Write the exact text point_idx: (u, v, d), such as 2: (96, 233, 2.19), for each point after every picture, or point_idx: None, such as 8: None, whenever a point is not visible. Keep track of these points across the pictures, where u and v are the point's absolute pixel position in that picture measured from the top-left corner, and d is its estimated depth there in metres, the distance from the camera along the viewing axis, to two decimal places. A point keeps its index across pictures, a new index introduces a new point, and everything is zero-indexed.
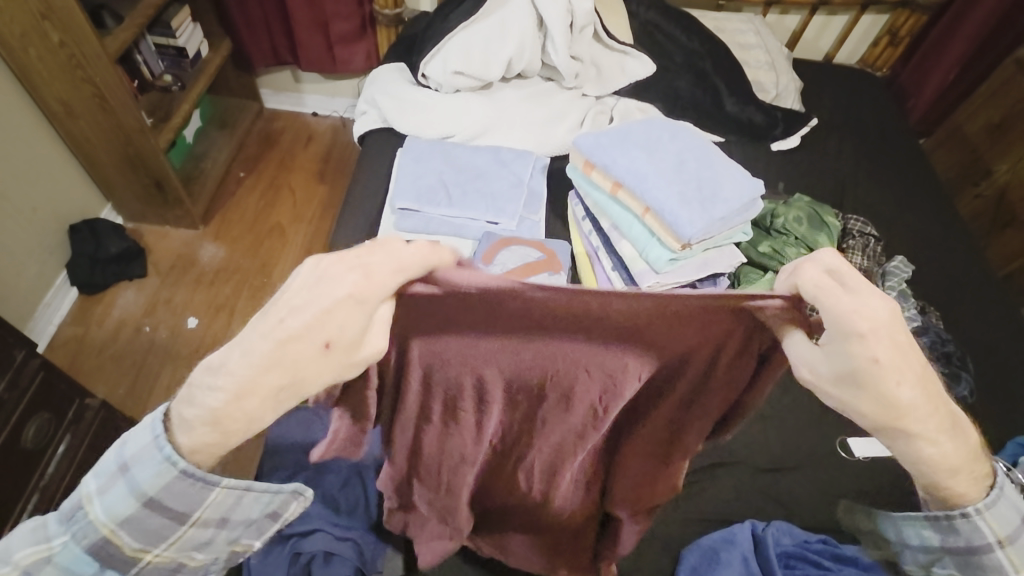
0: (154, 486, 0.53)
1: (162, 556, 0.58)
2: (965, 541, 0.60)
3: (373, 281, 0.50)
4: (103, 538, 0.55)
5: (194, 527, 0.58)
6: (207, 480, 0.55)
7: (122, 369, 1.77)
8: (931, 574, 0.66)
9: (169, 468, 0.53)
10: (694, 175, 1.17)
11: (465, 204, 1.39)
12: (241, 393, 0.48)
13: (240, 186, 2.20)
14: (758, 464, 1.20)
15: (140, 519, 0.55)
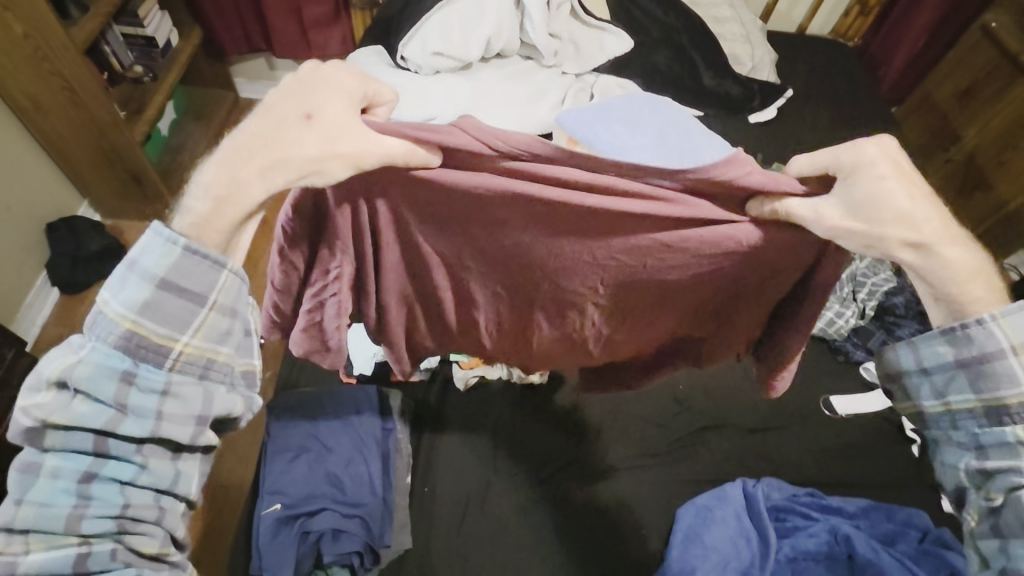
0: (160, 266, 0.63)
1: (191, 346, 0.66)
2: (978, 349, 0.69)
3: (336, 82, 0.62)
4: (127, 331, 0.63)
5: (213, 313, 0.66)
6: (212, 258, 0.65)
7: None
8: (948, 406, 0.73)
9: (172, 248, 0.63)
10: (675, 149, 1.19)
11: None
12: (238, 163, 0.61)
13: None
14: (747, 425, 1.24)
15: (159, 306, 0.64)
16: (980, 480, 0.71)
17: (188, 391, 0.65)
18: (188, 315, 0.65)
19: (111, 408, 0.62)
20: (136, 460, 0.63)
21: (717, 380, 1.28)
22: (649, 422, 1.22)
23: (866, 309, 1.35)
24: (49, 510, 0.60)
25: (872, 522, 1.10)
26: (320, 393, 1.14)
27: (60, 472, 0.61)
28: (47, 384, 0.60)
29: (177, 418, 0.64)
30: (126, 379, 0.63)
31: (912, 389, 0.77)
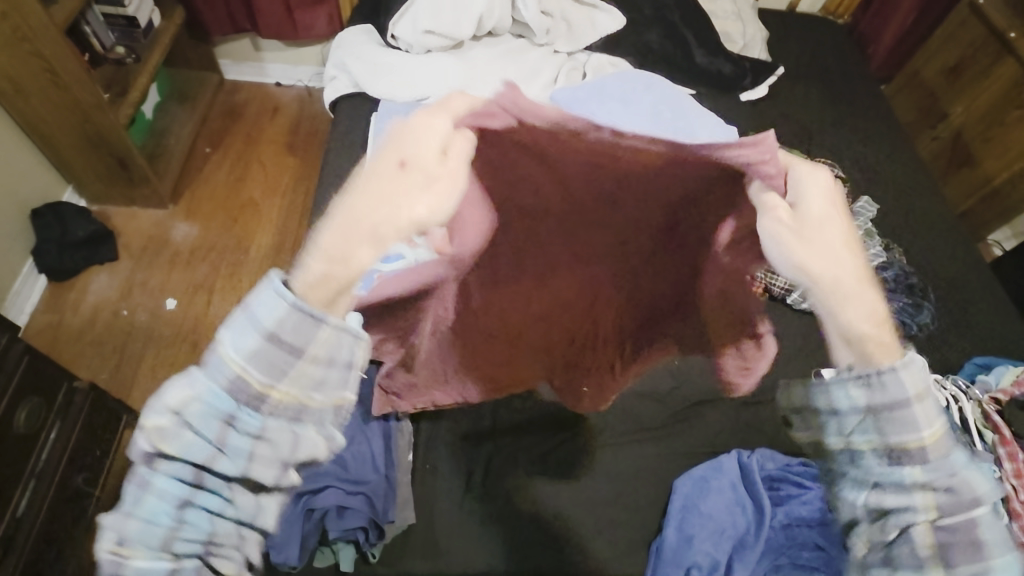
0: (271, 316, 0.55)
1: (287, 393, 0.58)
2: (888, 396, 0.65)
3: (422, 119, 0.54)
4: (235, 375, 0.56)
5: (311, 364, 0.57)
6: (316, 315, 0.56)
7: (102, 354, 1.74)
8: (851, 446, 0.71)
9: (280, 301, 0.55)
10: (671, 125, 1.22)
11: None
12: (348, 228, 0.52)
13: (207, 162, 2.14)
14: (743, 398, 1.26)
15: (266, 352, 0.56)
16: (877, 517, 0.69)
17: (280, 437, 0.58)
18: (285, 364, 0.56)
19: (211, 446, 0.56)
20: (227, 498, 0.58)
21: None
22: (647, 397, 1.23)
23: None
24: (145, 535, 0.55)
25: None
26: None
27: (162, 498, 0.55)
28: (163, 411, 0.55)
29: (266, 461, 0.58)
30: (229, 419, 0.57)
31: (822, 422, 0.73)
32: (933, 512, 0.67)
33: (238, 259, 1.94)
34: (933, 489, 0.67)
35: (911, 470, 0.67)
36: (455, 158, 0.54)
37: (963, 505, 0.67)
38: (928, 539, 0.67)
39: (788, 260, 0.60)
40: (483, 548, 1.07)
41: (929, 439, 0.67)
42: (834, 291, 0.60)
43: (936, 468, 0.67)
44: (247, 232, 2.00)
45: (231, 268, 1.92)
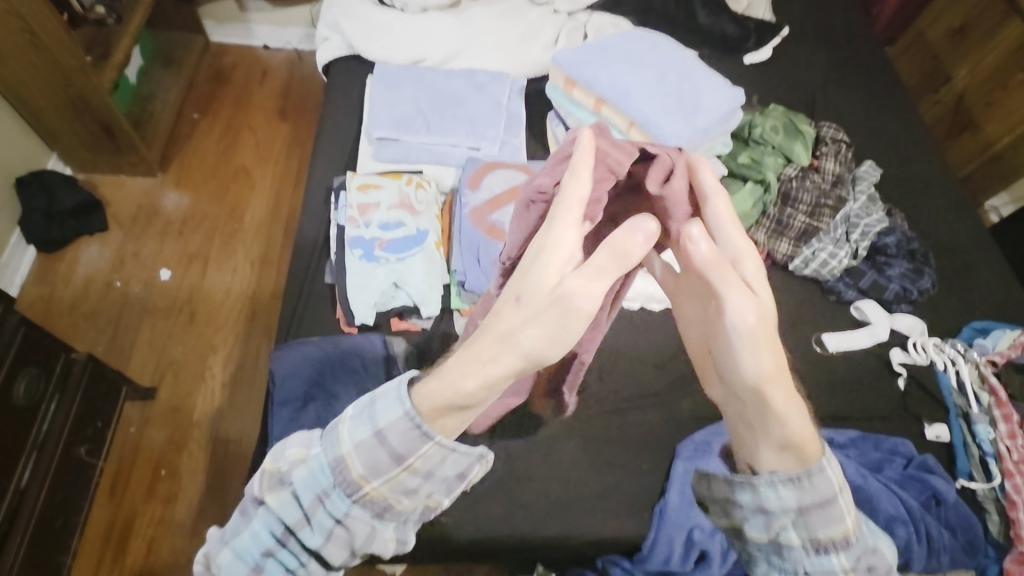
0: (385, 419, 0.61)
1: (376, 492, 0.63)
2: (818, 496, 0.68)
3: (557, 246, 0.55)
4: (340, 457, 0.62)
5: (407, 473, 0.62)
6: (424, 431, 0.60)
7: (97, 326, 1.72)
8: (773, 539, 0.72)
9: (398, 408, 0.60)
10: (675, 89, 1.21)
11: (444, 130, 1.37)
12: (480, 359, 0.56)
13: (196, 129, 2.08)
14: None
15: (371, 448, 0.61)
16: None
17: (359, 526, 0.65)
18: (383, 469, 0.62)
19: (300, 514, 0.65)
20: (303, 561, 0.67)
21: None
22: (648, 363, 1.24)
23: (859, 250, 1.36)
24: (241, 558, 0.68)
25: (860, 452, 1.15)
26: (316, 339, 1.08)
27: (258, 536, 0.67)
28: (282, 461, 0.67)
29: (339, 544, 0.65)
30: (323, 496, 0.64)
31: (748, 518, 0.72)
32: None
33: (232, 229, 1.91)
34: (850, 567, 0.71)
35: (835, 560, 0.70)
36: (582, 298, 0.52)
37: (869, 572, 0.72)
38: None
39: (736, 364, 0.62)
40: (487, 513, 1.07)
41: (850, 529, 0.70)
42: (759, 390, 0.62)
43: (855, 552, 0.71)
44: (239, 202, 1.96)
45: (224, 238, 1.89)
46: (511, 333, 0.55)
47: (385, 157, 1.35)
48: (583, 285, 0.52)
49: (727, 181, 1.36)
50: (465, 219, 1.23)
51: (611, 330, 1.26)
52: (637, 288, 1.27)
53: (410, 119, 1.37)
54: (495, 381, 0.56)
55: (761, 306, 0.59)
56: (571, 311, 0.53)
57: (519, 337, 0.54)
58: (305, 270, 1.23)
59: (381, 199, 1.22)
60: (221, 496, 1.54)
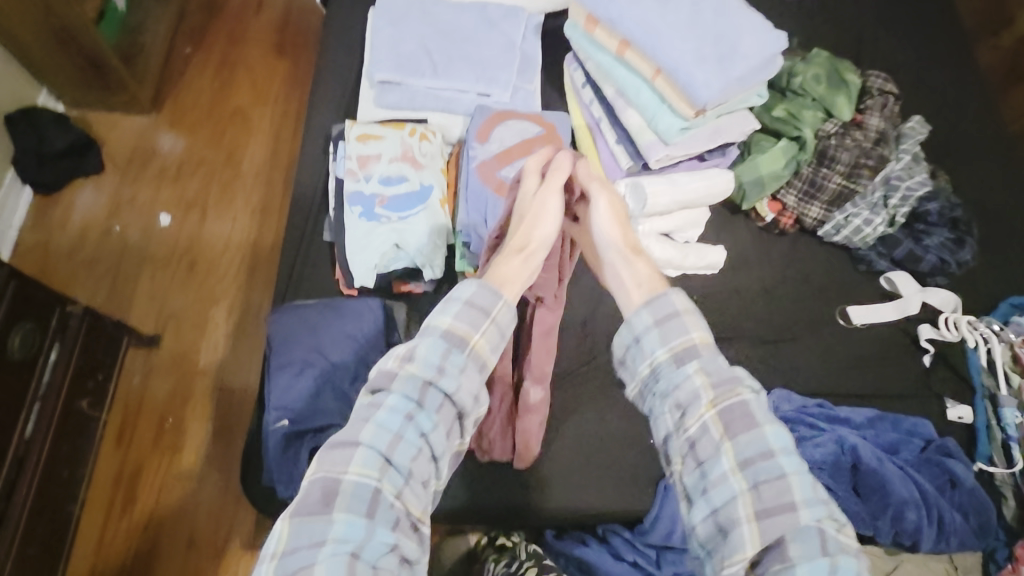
0: (471, 290, 0.74)
1: (480, 343, 0.73)
2: (662, 309, 0.75)
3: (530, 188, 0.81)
4: (445, 328, 0.72)
5: (495, 326, 0.74)
6: (501, 289, 0.75)
7: (97, 273, 1.71)
8: (653, 371, 0.75)
9: (476, 282, 0.75)
10: (710, 30, 1.07)
11: (451, 74, 1.26)
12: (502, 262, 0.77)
13: (189, 64, 1.96)
14: (764, 334, 1.21)
15: (465, 312, 0.73)
16: (678, 427, 0.71)
17: (465, 378, 0.71)
18: (481, 322, 0.73)
19: (425, 379, 0.69)
20: (436, 427, 0.69)
21: (732, 291, 1.24)
22: None
23: (895, 217, 1.27)
24: (374, 441, 0.66)
25: (879, 433, 1.11)
26: (318, 303, 1.01)
27: (390, 414, 0.67)
28: (391, 356, 0.71)
29: (457, 399, 0.70)
30: (444, 357, 0.70)
31: (629, 358, 0.77)
32: (718, 410, 0.69)
33: (230, 175, 1.84)
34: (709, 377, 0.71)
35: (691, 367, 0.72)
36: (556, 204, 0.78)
37: (734, 381, 0.71)
38: (716, 427, 0.69)
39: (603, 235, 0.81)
40: (488, 480, 1.06)
41: (703, 342, 0.74)
42: (624, 253, 0.81)
43: (714, 363, 0.72)
44: (237, 146, 1.88)
45: (223, 185, 1.83)
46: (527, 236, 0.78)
47: (387, 102, 1.24)
48: (547, 193, 0.78)
49: (758, 139, 1.25)
50: (472, 174, 1.14)
51: None
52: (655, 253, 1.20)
53: (414, 59, 1.25)
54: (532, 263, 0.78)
55: (608, 192, 0.80)
56: (553, 206, 0.78)
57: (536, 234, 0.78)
58: (303, 225, 1.16)
59: (383, 150, 1.12)
60: (226, 446, 1.57)
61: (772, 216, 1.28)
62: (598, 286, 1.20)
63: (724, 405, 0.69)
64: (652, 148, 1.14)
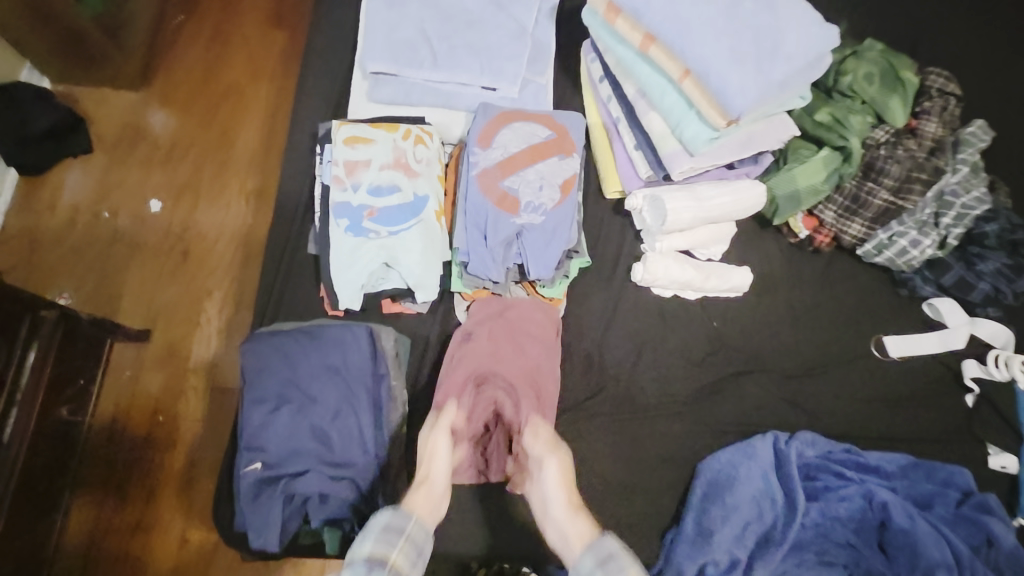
0: (387, 514, 0.71)
1: (398, 561, 0.68)
2: (601, 556, 0.69)
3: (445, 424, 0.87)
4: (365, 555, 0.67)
5: (411, 547, 0.70)
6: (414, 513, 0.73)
7: (86, 262, 1.63)
8: None
9: (390, 511, 0.72)
10: (750, 24, 0.92)
11: (453, 65, 1.13)
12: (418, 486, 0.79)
13: (181, 35, 1.83)
14: (789, 367, 1.10)
15: (385, 537, 0.69)
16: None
17: None
18: (395, 542, 0.69)
19: None
20: None
21: (756, 317, 1.13)
22: (676, 361, 1.08)
23: (947, 240, 1.13)
24: None
25: (912, 483, 1.01)
26: (297, 329, 0.93)
27: None
28: None
29: None
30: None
31: None
32: None
33: (223, 158, 1.73)
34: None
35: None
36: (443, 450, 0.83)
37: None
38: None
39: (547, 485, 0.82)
40: (481, 522, 0.98)
41: None
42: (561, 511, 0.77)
43: None
44: (230, 126, 1.76)
45: (216, 169, 1.72)
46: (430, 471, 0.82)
47: (381, 96, 1.13)
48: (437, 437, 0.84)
49: (796, 146, 1.11)
50: (472, 184, 1.02)
51: (635, 320, 1.09)
52: (673, 275, 1.08)
53: (412, 48, 1.13)
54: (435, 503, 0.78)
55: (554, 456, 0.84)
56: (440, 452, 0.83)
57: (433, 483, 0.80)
58: (287, 236, 1.07)
59: (373, 156, 1.01)
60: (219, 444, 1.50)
61: (807, 233, 1.15)
62: (608, 309, 1.09)
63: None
64: (675, 159, 1.00)
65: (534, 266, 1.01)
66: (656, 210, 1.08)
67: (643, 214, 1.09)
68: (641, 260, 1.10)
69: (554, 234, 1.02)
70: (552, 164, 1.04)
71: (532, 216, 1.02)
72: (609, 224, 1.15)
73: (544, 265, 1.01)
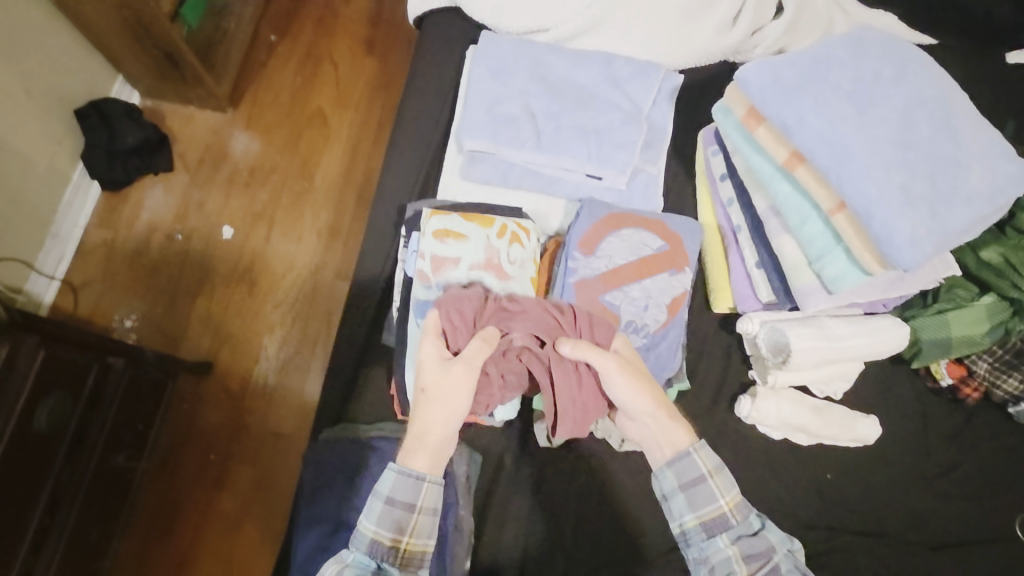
0: (386, 486, 0.72)
1: (411, 542, 0.72)
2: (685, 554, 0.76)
3: (449, 380, 0.75)
4: (373, 541, 0.71)
5: (422, 515, 0.72)
6: (416, 476, 0.72)
7: (156, 287, 1.40)
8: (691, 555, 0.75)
9: (389, 473, 0.72)
10: (923, 159, 0.78)
11: (559, 147, 1.02)
12: (442, 391, 0.75)
13: (272, 55, 1.59)
14: (915, 541, 0.93)
15: (388, 515, 0.71)
16: (704, 527, 0.76)
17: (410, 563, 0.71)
18: (406, 519, 0.71)
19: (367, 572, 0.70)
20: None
21: (879, 475, 0.96)
22: (779, 515, 0.94)
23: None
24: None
25: None
26: (362, 442, 0.89)
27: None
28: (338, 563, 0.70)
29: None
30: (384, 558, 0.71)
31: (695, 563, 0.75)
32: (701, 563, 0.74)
33: (301, 187, 1.49)
34: (711, 465, 0.76)
35: (700, 460, 0.76)
36: (462, 372, 0.76)
37: (728, 474, 0.77)
38: (733, 516, 0.75)
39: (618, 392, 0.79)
40: None
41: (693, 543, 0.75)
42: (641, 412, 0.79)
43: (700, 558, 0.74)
44: (313, 153, 1.52)
45: (293, 197, 1.49)
46: (430, 425, 0.74)
47: (476, 175, 1.04)
48: (460, 377, 0.75)
49: (957, 286, 0.95)
50: (565, 295, 0.91)
51: (733, 460, 0.96)
52: (785, 416, 0.94)
53: (515, 126, 1.02)
54: (456, 398, 0.75)
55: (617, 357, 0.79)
56: (460, 391, 0.75)
57: (454, 393, 0.75)
58: (361, 324, 0.97)
59: (463, 254, 0.91)
60: (264, 513, 1.29)
61: (950, 381, 0.98)
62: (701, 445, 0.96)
63: (735, 500, 0.76)
64: (809, 298, 0.88)
65: None
66: (775, 343, 0.94)
67: (758, 341, 0.95)
68: (746, 393, 0.96)
69: (655, 362, 0.91)
70: (662, 280, 0.92)
71: (632, 338, 0.90)
72: (713, 342, 1.01)
73: None
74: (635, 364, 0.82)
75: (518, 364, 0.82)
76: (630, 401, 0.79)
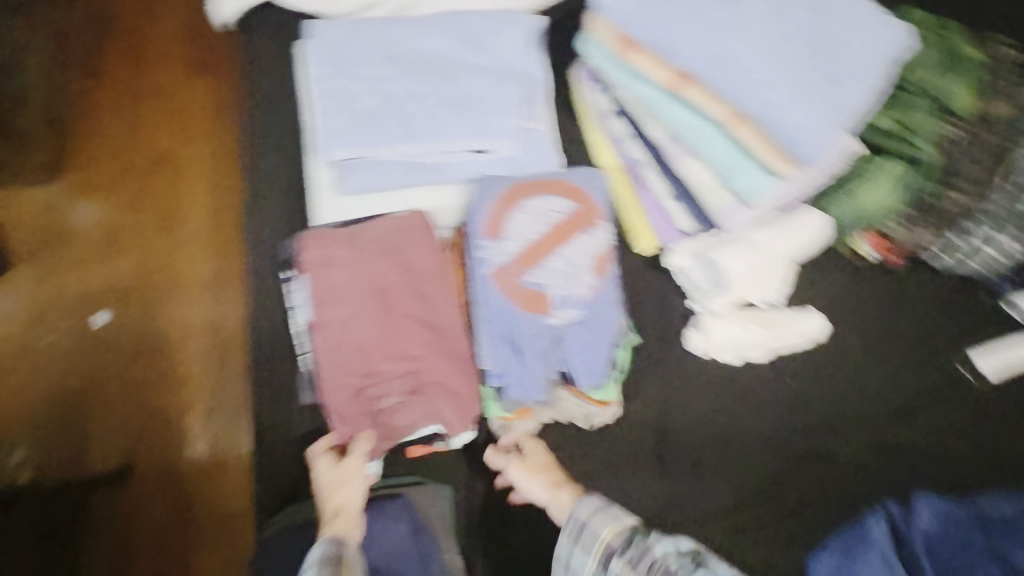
0: (315, 550, 0.70)
1: None
2: None
3: (344, 472, 0.76)
4: None
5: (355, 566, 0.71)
6: (339, 535, 0.72)
7: (33, 404, 1.18)
8: None
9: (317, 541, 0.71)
10: (800, 48, 0.78)
11: (433, 130, 0.93)
12: (342, 481, 0.76)
13: (81, 101, 1.33)
14: (881, 413, 0.96)
15: (324, 566, 0.69)
16: (601, 569, 0.78)
17: None
18: (341, 566, 0.69)
19: None
20: None
21: (834, 363, 0.98)
22: (755, 433, 0.93)
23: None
24: None
25: None
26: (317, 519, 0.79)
27: None
28: None
29: None
30: None
31: None
32: None
33: (169, 240, 1.27)
34: (589, 511, 0.79)
35: (579, 510, 0.80)
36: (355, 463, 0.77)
37: (610, 506, 0.80)
38: (617, 542, 0.78)
39: (516, 478, 0.83)
40: None
41: None
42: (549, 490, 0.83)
43: None
44: (170, 198, 1.30)
45: (163, 254, 1.27)
46: (344, 504, 0.75)
47: (352, 184, 0.92)
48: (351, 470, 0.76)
49: (877, 159, 0.97)
50: (486, 289, 0.83)
51: (700, 398, 0.93)
52: (734, 338, 0.93)
53: (380, 120, 0.93)
54: (357, 484, 0.76)
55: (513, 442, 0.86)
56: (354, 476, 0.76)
57: (352, 482, 0.76)
58: (273, 391, 0.84)
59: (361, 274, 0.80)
60: None
61: (872, 252, 1.01)
62: (665, 393, 0.93)
63: (618, 528, 0.78)
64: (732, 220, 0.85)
65: (579, 372, 0.84)
66: (707, 271, 0.93)
67: (689, 272, 0.94)
68: (693, 326, 0.95)
69: (597, 330, 0.85)
70: (583, 243, 0.86)
71: (567, 312, 0.84)
72: (649, 287, 0.97)
73: (591, 371, 0.85)
74: (535, 451, 0.85)
75: (404, 413, 0.79)
76: (529, 487, 0.82)
